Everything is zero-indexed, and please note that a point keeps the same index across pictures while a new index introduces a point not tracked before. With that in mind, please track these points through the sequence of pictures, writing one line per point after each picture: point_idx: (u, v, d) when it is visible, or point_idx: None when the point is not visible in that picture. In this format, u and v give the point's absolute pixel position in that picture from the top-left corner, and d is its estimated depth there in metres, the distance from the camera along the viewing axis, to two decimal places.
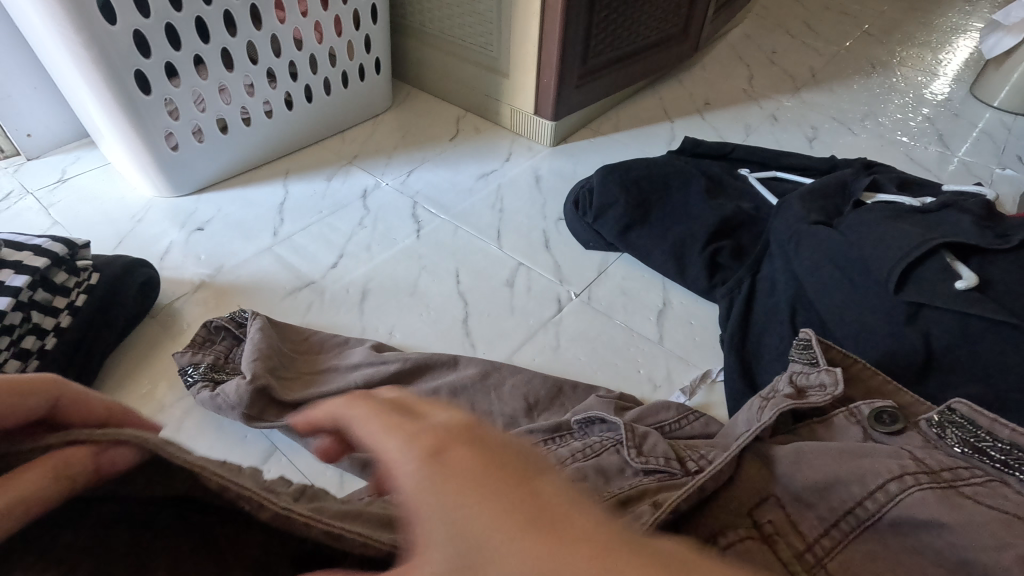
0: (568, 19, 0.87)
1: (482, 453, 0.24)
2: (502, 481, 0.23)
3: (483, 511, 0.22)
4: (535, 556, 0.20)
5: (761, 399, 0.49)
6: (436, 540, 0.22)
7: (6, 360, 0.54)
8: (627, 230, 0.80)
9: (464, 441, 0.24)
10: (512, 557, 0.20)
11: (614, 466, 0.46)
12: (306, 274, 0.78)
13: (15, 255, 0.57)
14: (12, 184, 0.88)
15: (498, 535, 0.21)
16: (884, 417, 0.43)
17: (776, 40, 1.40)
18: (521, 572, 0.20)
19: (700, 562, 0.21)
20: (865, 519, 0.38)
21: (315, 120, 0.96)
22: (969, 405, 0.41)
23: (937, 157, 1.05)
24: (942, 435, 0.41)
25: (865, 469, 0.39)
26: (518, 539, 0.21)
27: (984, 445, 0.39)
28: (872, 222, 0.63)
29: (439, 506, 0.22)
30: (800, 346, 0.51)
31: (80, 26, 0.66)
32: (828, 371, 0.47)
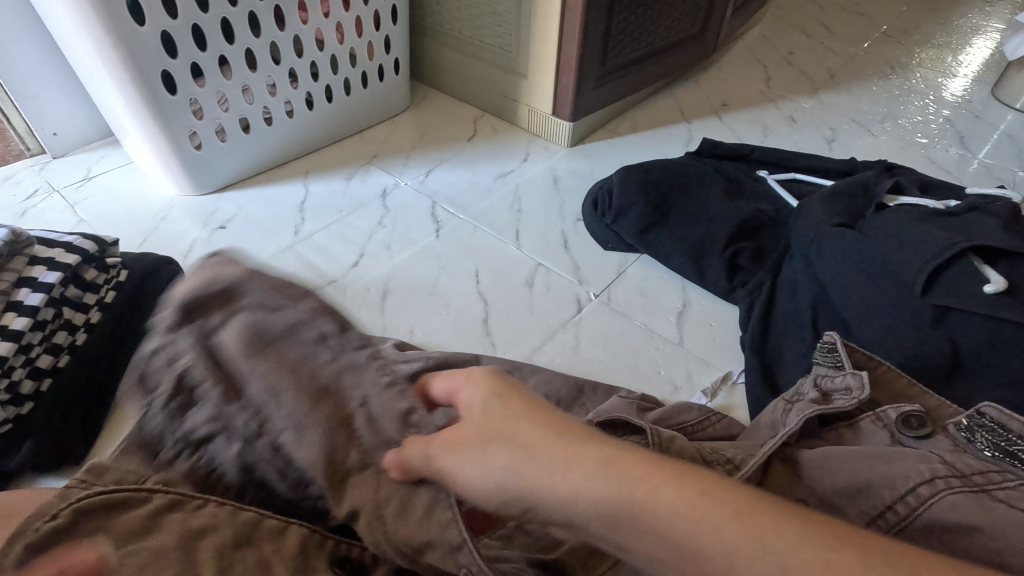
0: (588, 19, 0.88)
1: (515, 386, 0.35)
2: (524, 399, 0.34)
3: (495, 412, 0.33)
4: (528, 442, 0.31)
5: (787, 403, 0.49)
6: (471, 426, 0.33)
7: (39, 354, 0.55)
8: (647, 231, 0.80)
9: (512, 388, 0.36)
10: (513, 439, 0.32)
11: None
12: (327, 272, 0.78)
13: (47, 252, 0.58)
14: (39, 182, 0.89)
15: (505, 429, 0.32)
16: (912, 421, 0.43)
17: (793, 40, 1.39)
18: (510, 463, 0.31)
19: (643, 467, 0.30)
20: (898, 522, 0.39)
21: (335, 120, 0.97)
22: (999, 409, 0.40)
23: (958, 159, 1.05)
24: (972, 438, 0.40)
25: (894, 474, 0.40)
26: (522, 432, 0.32)
27: (1016, 449, 0.39)
28: (897, 225, 0.63)
29: (478, 407, 0.34)
30: (825, 349, 0.51)
31: (111, 27, 0.68)
32: (853, 375, 0.46)
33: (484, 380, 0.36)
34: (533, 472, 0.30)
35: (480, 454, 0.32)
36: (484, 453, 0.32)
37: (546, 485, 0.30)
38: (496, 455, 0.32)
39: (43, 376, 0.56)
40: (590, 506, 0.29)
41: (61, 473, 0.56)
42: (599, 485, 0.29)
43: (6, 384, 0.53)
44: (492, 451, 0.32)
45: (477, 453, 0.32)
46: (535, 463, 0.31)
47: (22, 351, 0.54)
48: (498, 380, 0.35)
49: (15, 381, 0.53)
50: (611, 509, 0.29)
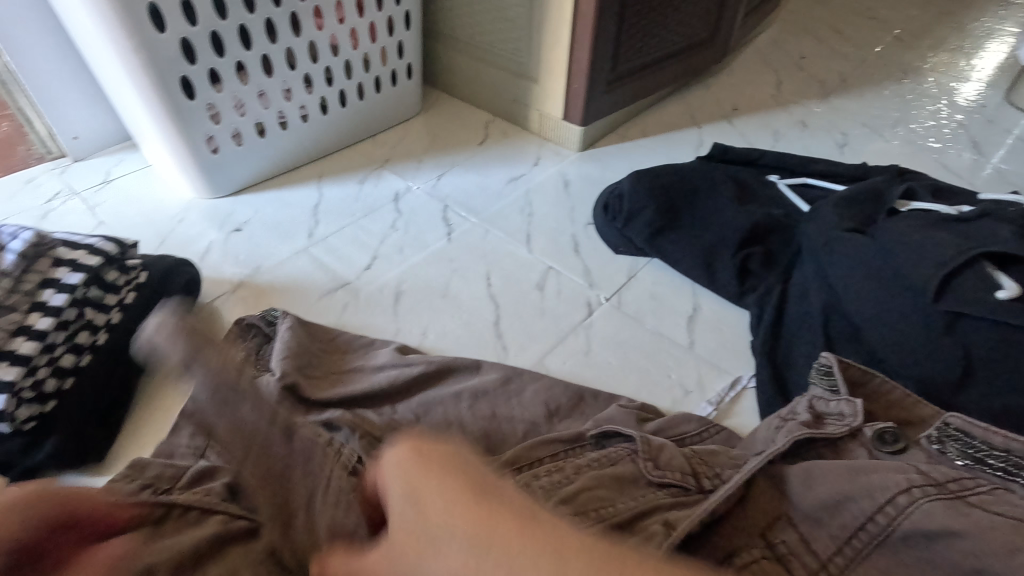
0: (599, 24, 0.88)
1: (436, 461, 0.31)
2: (450, 474, 0.31)
3: (426, 508, 0.30)
4: (470, 532, 0.28)
5: (779, 420, 0.52)
6: (403, 536, 0.30)
7: (62, 354, 0.56)
8: (658, 235, 0.80)
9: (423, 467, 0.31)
10: (457, 534, 0.29)
11: (630, 474, 0.49)
12: (341, 275, 0.79)
13: (70, 254, 0.59)
14: (60, 185, 0.91)
15: (439, 526, 0.29)
16: (887, 437, 0.47)
17: (804, 45, 1.39)
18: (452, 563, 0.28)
19: (597, 549, 0.28)
20: (877, 533, 0.40)
21: (348, 123, 0.98)
22: (962, 419, 0.45)
23: (971, 164, 1.04)
24: (944, 450, 0.44)
25: (874, 484, 0.41)
26: (458, 520, 0.29)
27: (983, 455, 0.42)
28: (911, 230, 0.63)
29: (403, 504, 0.30)
30: (820, 371, 0.53)
31: (133, 33, 0.69)
32: (847, 402, 0.49)
33: (407, 461, 0.32)
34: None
35: (421, 560, 0.29)
36: (430, 554, 0.29)
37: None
38: (436, 555, 0.28)
39: (66, 375, 0.57)
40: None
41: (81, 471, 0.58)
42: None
43: (32, 382, 0.53)
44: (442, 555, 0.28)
45: (416, 560, 0.29)
46: (487, 566, 0.27)
47: (46, 350, 0.55)
48: (424, 455, 0.32)
49: (40, 379, 0.54)
50: None
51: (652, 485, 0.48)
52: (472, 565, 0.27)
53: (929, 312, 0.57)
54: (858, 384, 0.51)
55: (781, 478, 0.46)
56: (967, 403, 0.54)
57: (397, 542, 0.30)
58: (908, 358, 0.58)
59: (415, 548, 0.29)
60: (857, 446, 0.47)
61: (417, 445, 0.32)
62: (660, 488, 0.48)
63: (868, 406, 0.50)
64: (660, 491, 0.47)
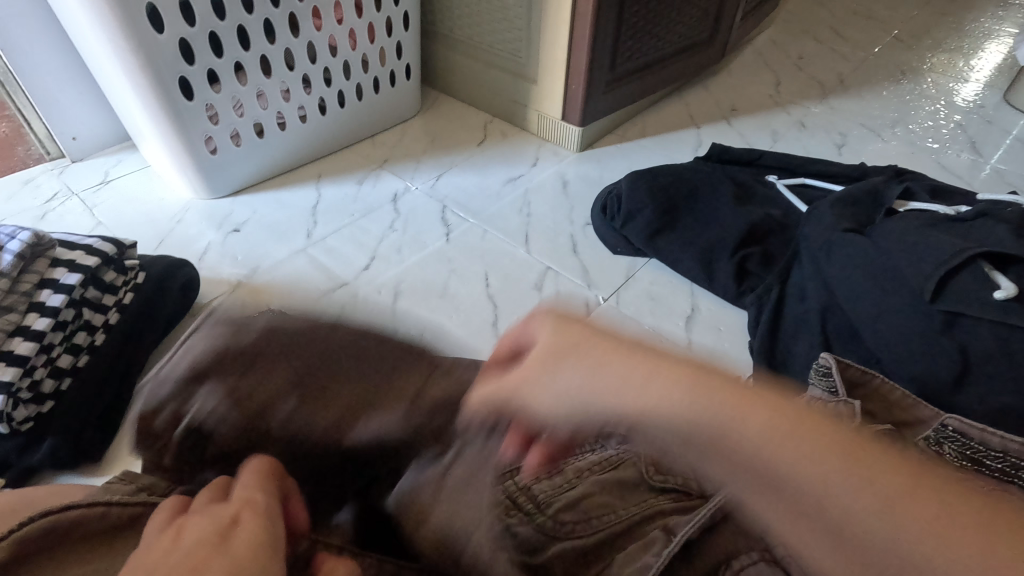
0: (598, 25, 0.88)
1: (578, 323, 0.34)
2: (586, 332, 0.33)
3: (569, 333, 0.33)
4: (603, 369, 0.31)
5: None
6: (549, 352, 0.33)
7: (59, 354, 0.56)
8: (656, 235, 0.80)
9: (568, 321, 0.34)
10: (598, 365, 0.31)
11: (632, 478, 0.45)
12: (340, 275, 0.79)
13: (69, 254, 0.59)
14: (58, 185, 0.91)
15: (587, 352, 0.32)
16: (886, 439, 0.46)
17: (803, 45, 1.39)
18: (598, 367, 0.31)
19: (726, 386, 0.29)
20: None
21: (347, 123, 0.98)
22: (959, 420, 0.46)
23: (969, 164, 1.04)
24: (942, 451, 0.47)
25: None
26: (593, 347, 0.32)
27: (980, 455, 0.45)
28: (909, 231, 0.63)
29: (545, 348, 0.33)
30: (820, 372, 0.52)
31: (131, 33, 0.69)
32: (845, 402, 0.48)
33: (544, 329, 0.34)
34: (609, 395, 0.30)
35: (556, 372, 0.32)
36: (564, 383, 0.32)
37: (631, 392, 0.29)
38: (572, 383, 0.31)
39: (63, 376, 0.57)
40: (684, 425, 0.28)
41: (79, 471, 0.58)
42: (686, 409, 0.28)
43: (29, 382, 0.54)
44: (580, 382, 0.31)
45: (549, 378, 0.32)
46: (628, 381, 0.30)
47: (44, 351, 0.55)
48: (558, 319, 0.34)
49: (37, 380, 0.54)
50: (698, 426, 0.28)
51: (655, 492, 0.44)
52: (606, 371, 0.30)
53: (927, 312, 0.57)
54: (858, 384, 0.51)
55: None
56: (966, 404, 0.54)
57: (533, 375, 0.33)
58: (906, 360, 0.58)
59: (541, 378, 0.32)
60: None
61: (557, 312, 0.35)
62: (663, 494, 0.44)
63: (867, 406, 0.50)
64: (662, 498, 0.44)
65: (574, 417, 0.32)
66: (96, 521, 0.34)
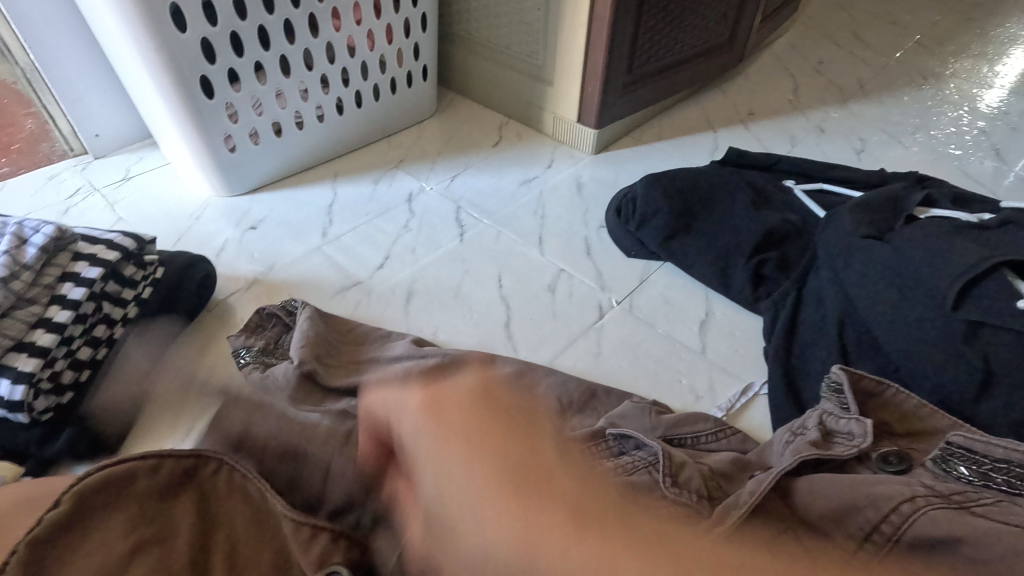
0: (616, 27, 0.88)
1: (481, 415, 0.38)
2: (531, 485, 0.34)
3: (448, 425, 0.37)
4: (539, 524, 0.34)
5: (791, 434, 0.51)
6: (429, 451, 0.37)
7: (80, 346, 0.58)
8: (671, 239, 0.80)
9: (448, 406, 0.38)
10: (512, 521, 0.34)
11: (646, 483, 0.47)
12: (354, 274, 0.80)
13: (90, 249, 0.61)
14: (81, 181, 0.93)
15: (446, 451, 0.36)
16: (890, 459, 0.47)
17: (823, 49, 1.37)
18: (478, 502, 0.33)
19: (511, 496, 0.33)
20: (884, 543, 0.40)
21: (364, 123, 0.99)
22: (963, 435, 0.43)
23: (992, 171, 1.02)
24: (949, 467, 0.43)
25: (880, 493, 0.41)
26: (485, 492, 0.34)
27: (988, 470, 0.42)
28: (929, 238, 0.62)
29: (427, 444, 0.38)
30: (831, 387, 0.52)
31: (155, 32, 0.70)
32: (857, 421, 0.48)
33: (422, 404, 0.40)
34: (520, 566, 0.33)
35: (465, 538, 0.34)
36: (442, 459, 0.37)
37: (492, 519, 0.33)
38: (439, 497, 0.35)
39: (83, 367, 0.58)
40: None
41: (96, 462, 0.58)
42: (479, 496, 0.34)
43: (50, 373, 0.55)
44: (450, 487, 0.35)
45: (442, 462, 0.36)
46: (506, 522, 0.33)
47: (64, 343, 0.56)
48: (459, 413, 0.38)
49: (58, 372, 0.56)
50: (510, 545, 0.33)
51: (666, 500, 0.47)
52: (506, 505, 0.33)
53: (948, 320, 0.56)
54: (871, 395, 0.50)
55: (795, 480, 0.46)
56: (987, 414, 0.52)
57: (440, 425, 0.37)
58: (926, 369, 0.57)
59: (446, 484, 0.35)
60: (865, 468, 0.47)
61: (508, 465, 0.35)
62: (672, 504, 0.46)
63: (881, 416, 0.49)
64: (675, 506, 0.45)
65: (443, 531, 0.35)
66: (154, 474, 0.38)
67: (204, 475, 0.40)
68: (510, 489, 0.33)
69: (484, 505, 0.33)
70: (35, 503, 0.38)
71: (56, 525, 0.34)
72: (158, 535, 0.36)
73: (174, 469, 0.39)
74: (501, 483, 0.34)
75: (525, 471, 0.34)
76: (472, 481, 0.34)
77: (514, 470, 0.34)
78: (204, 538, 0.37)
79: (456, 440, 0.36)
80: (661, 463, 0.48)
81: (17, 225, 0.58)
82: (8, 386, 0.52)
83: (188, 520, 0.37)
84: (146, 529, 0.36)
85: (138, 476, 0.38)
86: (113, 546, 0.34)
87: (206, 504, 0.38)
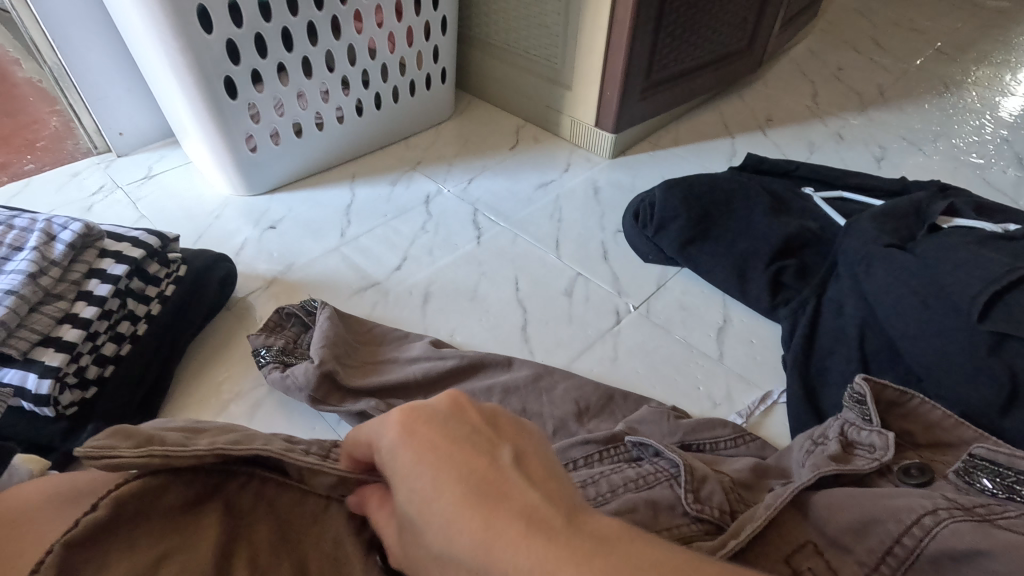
0: (636, 32, 0.88)
1: (439, 430, 0.30)
2: (508, 498, 0.27)
3: (415, 443, 0.29)
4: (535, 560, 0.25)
5: (812, 444, 0.51)
6: (389, 456, 0.30)
7: (104, 342, 0.58)
8: (689, 244, 0.80)
9: (441, 415, 0.31)
10: (492, 535, 0.26)
11: (667, 499, 0.45)
12: (372, 274, 0.80)
13: (116, 246, 0.62)
14: (104, 179, 0.94)
15: (413, 446, 0.29)
16: (912, 470, 0.45)
17: (843, 56, 1.36)
18: (447, 507, 0.27)
19: (516, 520, 0.26)
20: (906, 557, 0.38)
21: (383, 125, 0.99)
22: (986, 447, 0.42)
23: (1015, 181, 1.01)
24: (971, 480, 0.42)
25: (899, 506, 0.39)
26: (465, 501, 0.27)
27: (1013, 483, 0.40)
28: (953, 248, 0.61)
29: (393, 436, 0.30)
30: (854, 400, 0.51)
31: (181, 32, 0.71)
32: (879, 433, 0.47)
33: (405, 439, 0.29)
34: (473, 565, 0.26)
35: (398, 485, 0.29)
36: (416, 485, 0.28)
37: (464, 532, 0.26)
38: (417, 508, 0.28)
39: (107, 363, 0.59)
40: None
41: None
42: (472, 556, 0.26)
43: (75, 368, 0.55)
44: (413, 491, 0.28)
45: (411, 473, 0.29)
46: (466, 528, 0.26)
47: (89, 338, 0.57)
48: (442, 427, 0.30)
49: (83, 366, 0.56)
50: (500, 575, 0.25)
51: (687, 516, 0.44)
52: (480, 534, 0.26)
53: (973, 332, 0.55)
54: (894, 404, 0.49)
55: (813, 493, 0.44)
56: (1011, 428, 0.52)
57: (388, 442, 0.30)
58: (949, 381, 0.56)
59: (420, 504, 0.28)
60: (886, 481, 0.45)
61: (463, 450, 0.29)
62: (695, 521, 0.44)
63: (905, 426, 0.49)
64: (693, 524, 0.44)
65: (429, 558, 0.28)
66: (187, 486, 0.36)
67: (231, 489, 0.37)
68: (479, 493, 0.27)
69: (497, 552, 0.25)
70: (68, 500, 0.38)
71: (92, 529, 0.32)
72: (181, 545, 0.34)
73: (205, 483, 0.37)
74: (474, 481, 0.28)
75: (487, 486, 0.28)
76: (445, 499, 0.27)
77: (491, 488, 0.27)
78: (227, 548, 0.35)
79: (429, 457, 0.29)
80: (683, 476, 0.46)
81: (45, 222, 0.59)
82: (35, 379, 0.53)
83: (217, 531, 0.35)
84: (172, 540, 0.34)
85: (173, 488, 0.36)
86: (140, 552, 0.33)
87: (232, 518, 0.36)
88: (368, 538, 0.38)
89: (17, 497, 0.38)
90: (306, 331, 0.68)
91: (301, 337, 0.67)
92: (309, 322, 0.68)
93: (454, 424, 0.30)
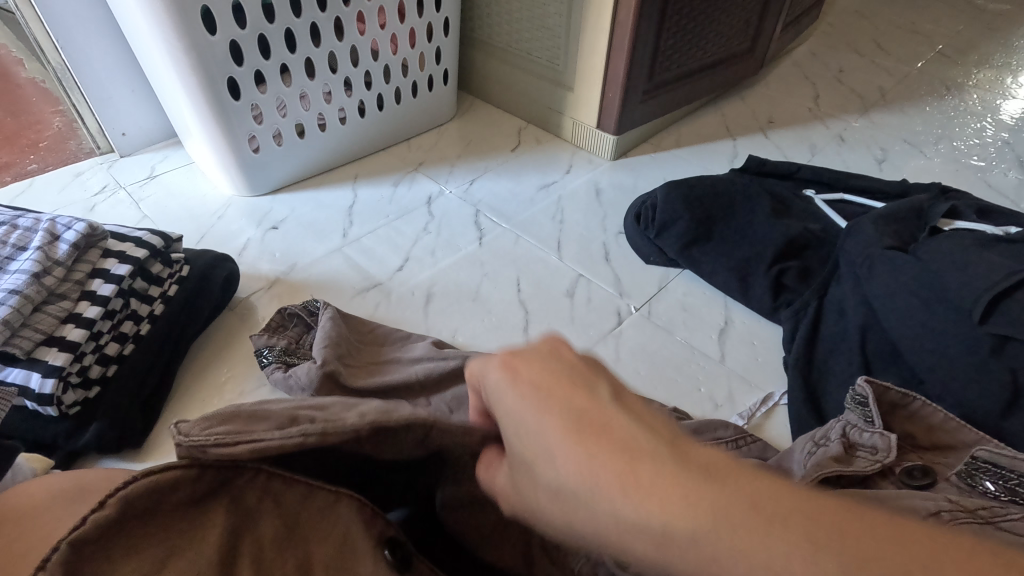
0: (638, 34, 0.88)
1: (538, 368, 0.32)
2: (606, 425, 0.29)
3: (518, 377, 0.32)
4: (635, 480, 0.27)
5: (814, 445, 0.51)
6: (495, 394, 0.33)
7: (108, 342, 0.59)
8: (690, 246, 0.80)
9: (541, 356, 0.33)
10: (594, 458, 0.28)
11: None
12: (374, 275, 0.81)
13: (119, 246, 0.62)
14: (107, 179, 0.94)
15: (516, 383, 0.32)
16: (914, 472, 0.45)
17: (844, 58, 1.36)
18: (549, 433, 0.29)
19: (615, 445, 0.28)
20: None
21: (385, 126, 0.99)
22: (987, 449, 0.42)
23: (1016, 183, 1.01)
24: (974, 482, 0.42)
25: (902, 508, 0.39)
26: (565, 428, 0.29)
27: (1015, 485, 0.40)
28: (955, 251, 0.61)
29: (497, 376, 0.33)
30: (857, 401, 0.50)
31: (185, 34, 0.71)
32: (881, 434, 0.47)
33: (510, 369, 0.32)
34: (577, 487, 0.28)
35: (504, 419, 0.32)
36: (520, 415, 0.31)
37: (566, 456, 0.28)
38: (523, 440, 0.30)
39: (110, 363, 0.59)
40: (622, 532, 0.26)
41: (120, 455, 0.59)
42: (577, 479, 0.28)
43: (78, 368, 0.55)
44: (519, 422, 0.31)
45: (515, 404, 0.31)
46: (570, 451, 0.29)
47: (93, 338, 0.57)
48: (543, 365, 0.32)
49: (86, 366, 0.56)
50: (603, 492, 0.27)
51: None
52: (582, 456, 0.28)
53: (974, 334, 0.55)
54: (896, 406, 0.49)
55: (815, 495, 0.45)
56: (1013, 430, 0.52)
57: (493, 382, 0.33)
58: (951, 384, 0.56)
59: (524, 432, 0.30)
60: (887, 483, 0.46)
61: (560, 384, 0.31)
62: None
63: (906, 428, 0.49)
64: None
65: (537, 489, 0.30)
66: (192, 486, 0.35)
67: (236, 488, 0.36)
68: (577, 424, 0.29)
69: (599, 473, 0.27)
70: (72, 499, 0.39)
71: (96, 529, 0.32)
72: (184, 544, 0.34)
73: (210, 483, 0.35)
74: (572, 414, 0.30)
75: (584, 415, 0.30)
76: (546, 426, 0.30)
77: (589, 416, 0.30)
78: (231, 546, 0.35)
79: (531, 389, 0.31)
80: None
81: (49, 222, 0.59)
82: (39, 378, 0.53)
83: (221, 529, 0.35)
84: (175, 540, 0.34)
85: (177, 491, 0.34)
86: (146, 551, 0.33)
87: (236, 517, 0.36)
88: (377, 533, 0.38)
89: (22, 496, 0.38)
90: (309, 328, 0.68)
91: (303, 335, 0.68)
92: (311, 319, 0.68)
93: (551, 362, 0.33)
